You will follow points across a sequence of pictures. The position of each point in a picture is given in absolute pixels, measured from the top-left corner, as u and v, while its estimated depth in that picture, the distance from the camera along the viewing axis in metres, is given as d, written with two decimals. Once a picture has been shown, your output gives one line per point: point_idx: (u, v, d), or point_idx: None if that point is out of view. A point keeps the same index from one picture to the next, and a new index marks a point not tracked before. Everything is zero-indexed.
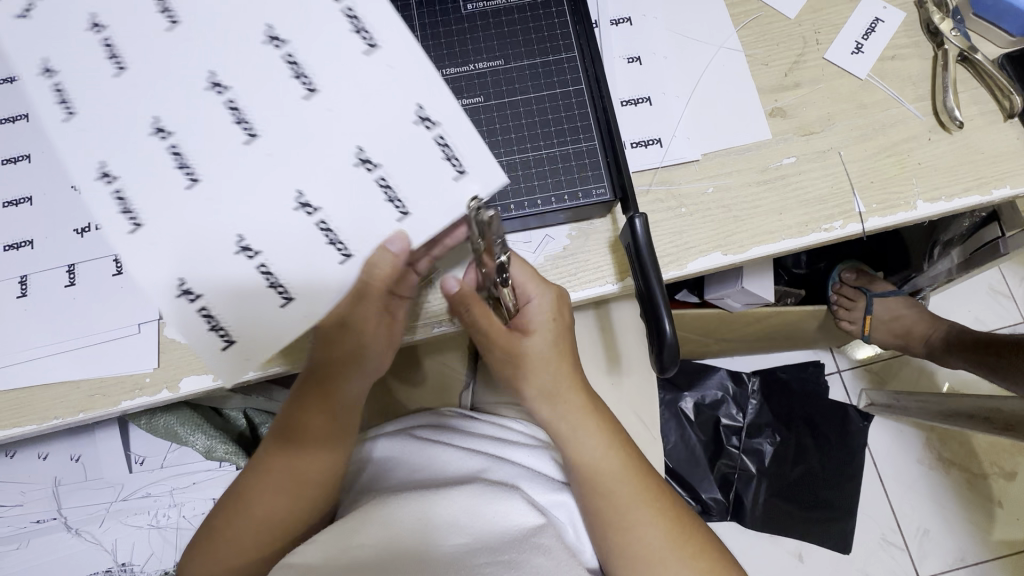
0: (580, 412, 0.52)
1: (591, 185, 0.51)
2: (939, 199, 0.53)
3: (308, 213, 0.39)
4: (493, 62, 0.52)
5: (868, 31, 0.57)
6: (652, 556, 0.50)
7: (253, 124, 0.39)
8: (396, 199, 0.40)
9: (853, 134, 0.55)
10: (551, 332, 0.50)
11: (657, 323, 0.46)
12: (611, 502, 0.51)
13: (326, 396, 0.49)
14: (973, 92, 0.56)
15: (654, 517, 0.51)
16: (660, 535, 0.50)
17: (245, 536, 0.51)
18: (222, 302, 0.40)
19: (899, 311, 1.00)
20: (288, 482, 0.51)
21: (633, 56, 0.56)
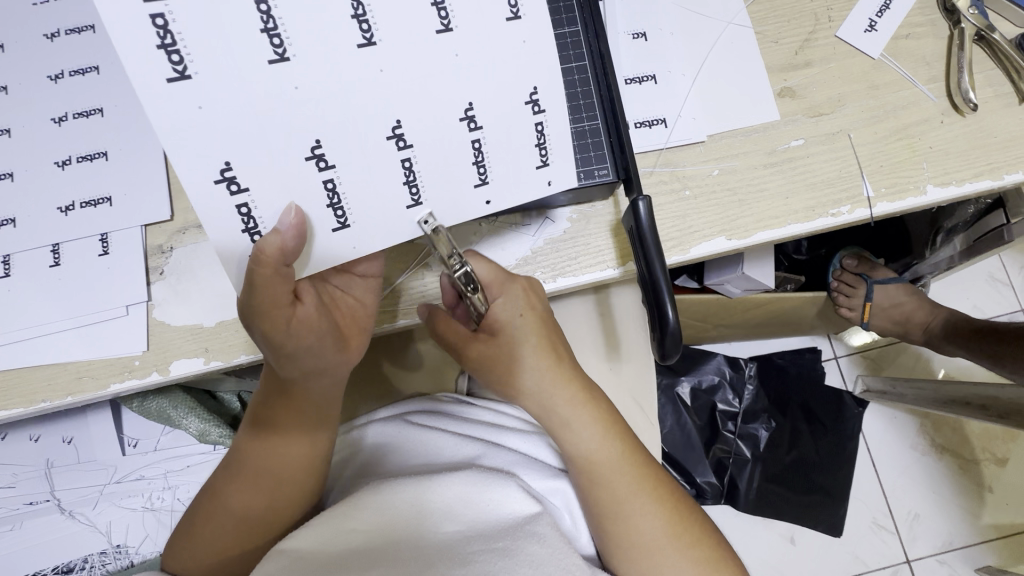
0: (571, 405, 0.51)
1: (595, 166, 0.49)
2: (950, 184, 0.52)
3: (399, 146, 0.40)
4: None
5: (882, 8, 0.55)
6: (653, 548, 0.50)
7: (377, 37, 0.37)
8: (481, 165, 0.42)
9: (863, 117, 0.53)
10: (523, 326, 0.49)
11: (661, 307, 0.44)
12: (612, 497, 0.50)
13: (296, 391, 0.48)
14: (989, 73, 0.54)
15: (657, 508, 0.51)
16: (662, 524, 0.50)
17: (224, 531, 0.50)
18: (263, 207, 0.39)
19: (899, 299, 0.99)
20: (263, 477, 0.50)
21: (638, 31, 0.54)
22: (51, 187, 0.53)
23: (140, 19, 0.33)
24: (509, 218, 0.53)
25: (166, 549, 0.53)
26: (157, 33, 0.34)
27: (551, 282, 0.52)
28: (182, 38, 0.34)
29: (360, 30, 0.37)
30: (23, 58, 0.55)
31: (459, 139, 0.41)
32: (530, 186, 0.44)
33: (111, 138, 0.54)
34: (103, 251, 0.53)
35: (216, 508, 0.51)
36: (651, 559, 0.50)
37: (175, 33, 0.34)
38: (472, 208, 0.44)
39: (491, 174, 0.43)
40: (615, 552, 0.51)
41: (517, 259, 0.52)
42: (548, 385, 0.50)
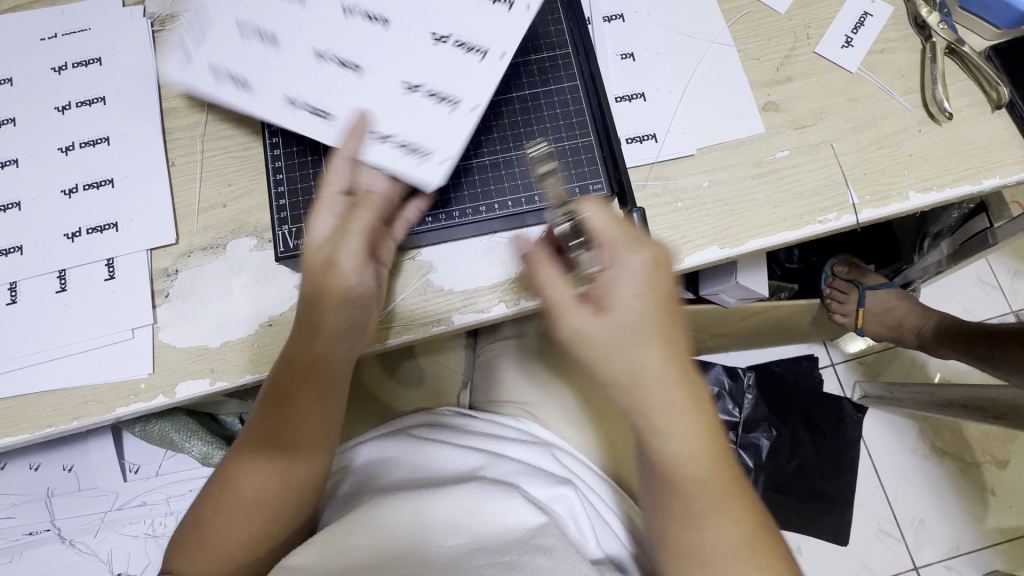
0: (660, 400, 0.42)
1: (590, 180, 0.52)
2: (931, 190, 0.53)
3: (419, 86, 0.49)
4: None
5: (857, 25, 0.57)
6: (721, 563, 0.41)
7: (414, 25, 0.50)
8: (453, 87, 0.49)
9: (844, 128, 0.55)
10: (640, 302, 0.42)
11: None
12: (688, 501, 0.42)
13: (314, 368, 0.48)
14: (961, 84, 0.56)
15: (737, 517, 0.42)
16: (739, 534, 0.42)
17: (235, 520, 0.48)
18: (419, 133, 0.49)
19: (891, 303, 1.02)
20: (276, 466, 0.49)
21: (627, 52, 0.56)
22: (57, 214, 0.54)
23: (307, 59, 0.50)
24: (507, 233, 0.54)
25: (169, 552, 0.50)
26: (331, 63, 0.50)
27: None
28: (333, 58, 0.50)
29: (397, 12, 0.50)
30: (32, 90, 0.57)
31: (470, 64, 0.50)
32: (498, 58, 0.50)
33: (117, 165, 0.56)
34: (109, 275, 0.53)
35: (226, 504, 0.49)
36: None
37: (330, 55, 0.50)
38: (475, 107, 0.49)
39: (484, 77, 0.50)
40: (677, 565, 0.43)
41: (517, 271, 0.53)
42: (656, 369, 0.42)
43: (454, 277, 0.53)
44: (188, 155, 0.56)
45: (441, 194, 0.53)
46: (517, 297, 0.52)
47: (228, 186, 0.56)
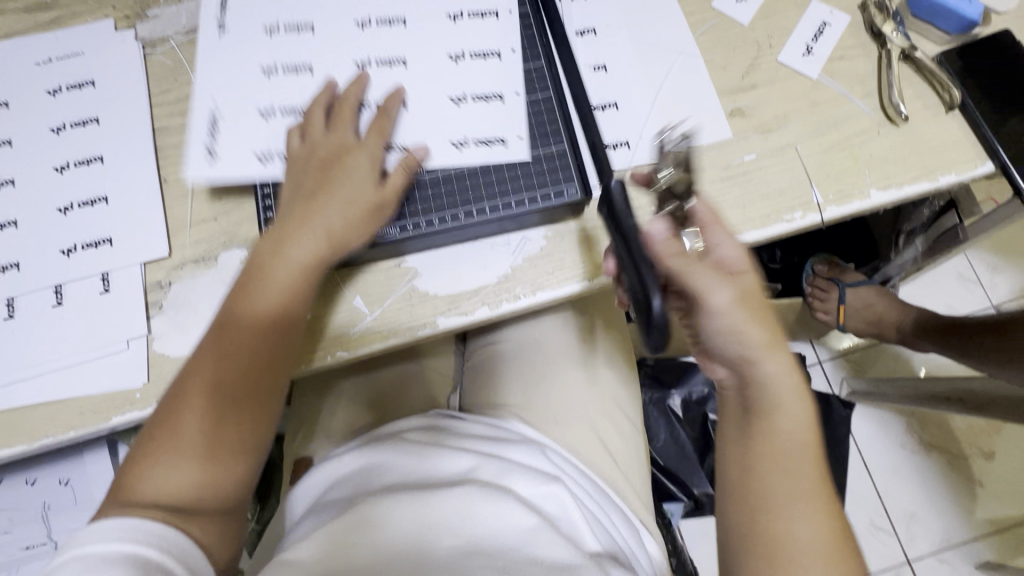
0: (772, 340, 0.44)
1: (565, 186, 0.54)
2: (891, 188, 0.56)
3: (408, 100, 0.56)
4: (471, 70, 0.57)
5: (817, 34, 0.60)
6: (804, 554, 0.41)
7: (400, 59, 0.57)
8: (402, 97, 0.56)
9: (808, 131, 0.58)
10: (747, 275, 0.45)
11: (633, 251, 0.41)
12: (773, 459, 0.44)
13: (290, 315, 0.50)
14: (916, 87, 0.59)
15: (818, 510, 0.43)
16: (819, 529, 0.42)
17: (229, 365, 0.48)
18: (494, 126, 0.55)
19: (870, 299, 1.05)
20: (235, 407, 0.48)
21: (599, 64, 0.59)
22: (53, 230, 0.56)
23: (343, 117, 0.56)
24: (488, 238, 0.56)
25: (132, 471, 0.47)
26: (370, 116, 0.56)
27: (531, 297, 0.55)
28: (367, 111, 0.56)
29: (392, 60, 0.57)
30: (29, 113, 0.59)
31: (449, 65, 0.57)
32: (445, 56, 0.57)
33: (110, 183, 0.58)
34: (104, 289, 0.55)
35: (167, 446, 0.47)
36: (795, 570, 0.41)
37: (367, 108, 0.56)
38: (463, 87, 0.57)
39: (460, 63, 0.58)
40: (755, 536, 0.43)
41: (497, 277, 0.55)
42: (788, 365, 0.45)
43: (439, 281, 0.55)
44: (179, 171, 0.58)
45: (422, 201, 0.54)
46: (498, 301, 0.55)
47: (219, 200, 0.58)
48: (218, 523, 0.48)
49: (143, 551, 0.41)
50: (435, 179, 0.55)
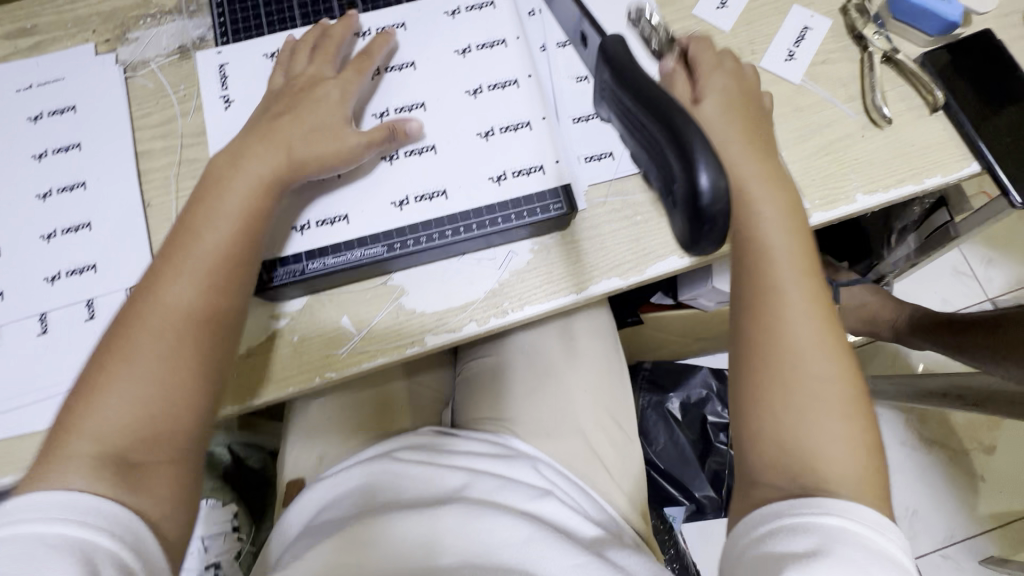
0: (759, 190, 0.49)
1: (550, 201, 0.54)
2: (877, 192, 0.56)
3: (420, 103, 0.58)
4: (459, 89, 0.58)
5: (798, 39, 0.60)
6: (805, 386, 0.45)
7: (406, 60, 0.59)
8: (410, 103, 0.58)
9: (792, 136, 0.58)
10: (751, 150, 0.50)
11: (691, 148, 0.30)
12: (772, 312, 0.46)
13: (220, 261, 0.48)
14: (899, 89, 0.58)
15: (829, 355, 0.45)
16: (830, 367, 0.45)
17: (157, 327, 0.46)
18: (510, 114, 0.57)
19: (864, 298, 1.06)
20: (176, 376, 0.45)
21: (582, 76, 0.59)
22: (38, 258, 0.56)
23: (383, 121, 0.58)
24: (473, 253, 0.55)
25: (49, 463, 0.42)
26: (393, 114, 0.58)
27: (519, 311, 0.54)
28: (386, 113, 0.58)
29: (402, 62, 0.59)
30: (11, 141, 0.59)
31: (455, 59, 0.59)
32: (450, 53, 0.59)
33: (95, 208, 0.57)
34: (90, 316, 0.55)
35: (95, 418, 0.43)
36: (804, 403, 0.44)
37: (383, 111, 0.58)
38: (471, 84, 0.58)
39: (470, 59, 0.59)
40: (753, 374, 0.46)
41: (484, 293, 0.55)
42: (766, 226, 0.48)
43: (426, 299, 0.55)
44: (164, 196, 0.58)
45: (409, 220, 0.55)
46: (486, 317, 0.54)
47: None
48: (164, 486, 0.44)
49: (95, 539, 0.39)
50: (424, 198, 0.55)
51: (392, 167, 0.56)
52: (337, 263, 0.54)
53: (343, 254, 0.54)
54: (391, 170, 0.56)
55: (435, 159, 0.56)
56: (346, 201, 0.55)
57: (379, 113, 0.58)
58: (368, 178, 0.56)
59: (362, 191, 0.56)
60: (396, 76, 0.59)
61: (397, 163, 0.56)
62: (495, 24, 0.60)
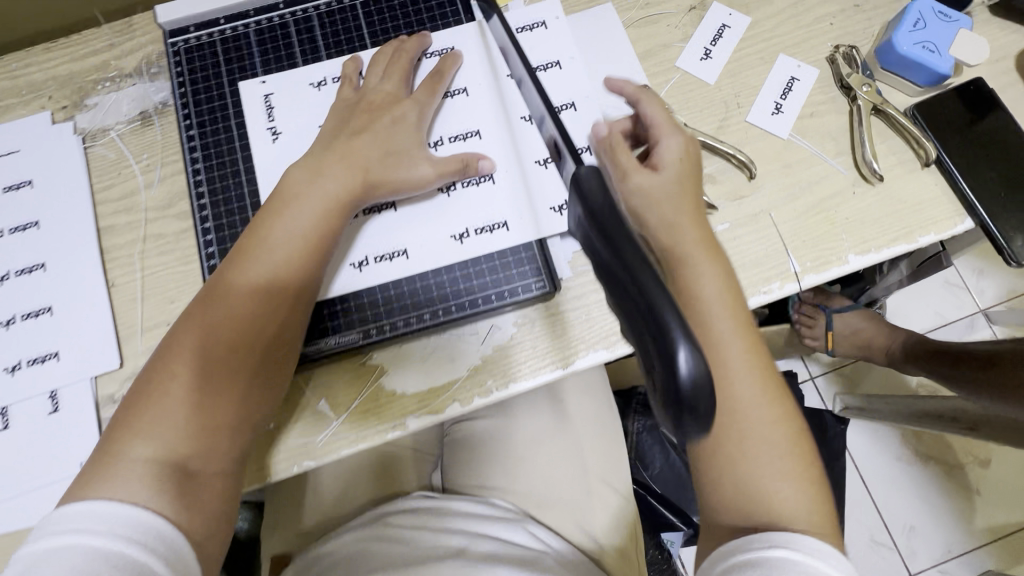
0: (690, 234, 0.48)
1: (531, 280, 0.53)
2: (869, 251, 0.54)
3: (478, 133, 0.57)
4: (468, 134, 0.57)
5: (785, 90, 0.58)
6: (750, 441, 0.46)
7: (458, 87, 0.58)
8: (467, 131, 0.57)
9: (781, 195, 0.56)
10: (675, 170, 0.49)
11: (667, 332, 0.27)
12: (717, 374, 0.47)
13: (279, 278, 0.47)
14: (890, 142, 0.57)
15: (765, 408, 0.47)
16: (766, 417, 0.47)
17: (221, 341, 0.45)
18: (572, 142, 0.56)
19: (859, 325, 1.04)
20: (229, 394, 0.45)
21: (567, 103, 0.58)
22: None
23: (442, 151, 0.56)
24: (454, 329, 0.53)
25: (96, 474, 0.42)
26: (457, 141, 0.56)
27: (503, 389, 0.52)
28: (444, 142, 0.56)
29: (456, 89, 0.58)
30: None
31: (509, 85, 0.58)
32: (496, 83, 0.58)
33: (55, 292, 0.55)
34: (54, 408, 0.52)
35: (151, 427, 0.43)
36: (751, 463, 0.46)
37: (441, 141, 0.56)
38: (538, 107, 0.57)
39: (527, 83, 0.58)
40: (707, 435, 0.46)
41: (467, 370, 0.52)
42: (706, 278, 0.47)
43: (408, 378, 0.52)
44: (128, 275, 0.56)
45: (391, 303, 0.53)
46: (469, 396, 0.52)
47: (171, 303, 0.55)
48: (209, 504, 0.43)
49: (148, 564, 0.38)
50: (405, 278, 0.53)
51: (450, 201, 0.55)
52: (313, 351, 0.52)
53: (323, 341, 0.52)
54: (461, 197, 0.55)
55: (495, 191, 0.55)
56: (399, 237, 0.54)
57: (437, 142, 0.56)
58: (439, 211, 0.54)
59: (423, 220, 0.54)
60: (453, 102, 0.57)
61: (452, 198, 0.55)
62: (462, 70, 0.58)
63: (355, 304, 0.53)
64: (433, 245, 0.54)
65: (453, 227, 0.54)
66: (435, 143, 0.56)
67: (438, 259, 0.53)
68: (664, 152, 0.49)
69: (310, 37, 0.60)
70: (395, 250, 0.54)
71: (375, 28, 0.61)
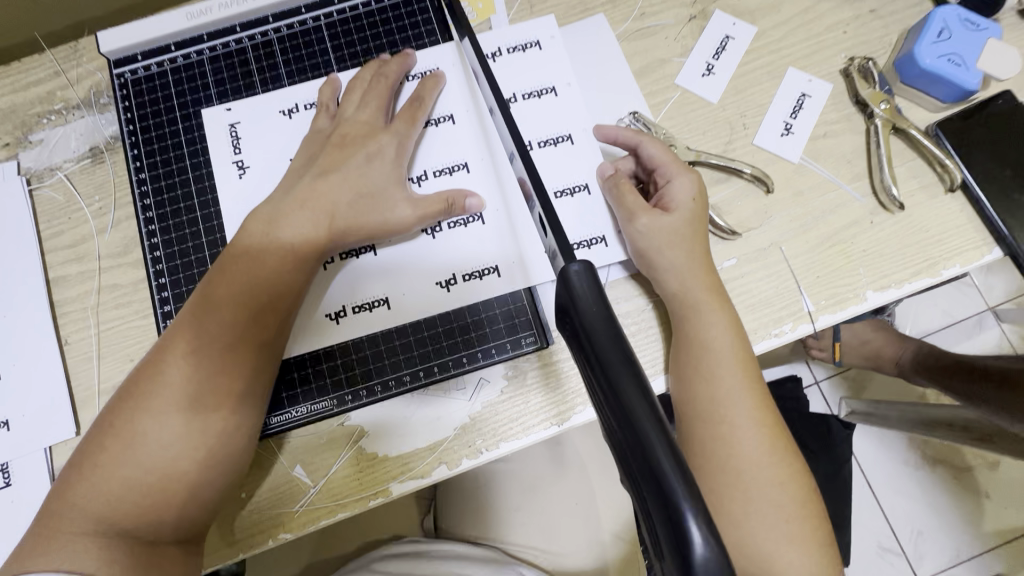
0: (696, 285, 0.45)
1: (521, 333, 0.50)
2: (889, 287, 0.50)
3: (464, 166, 0.52)
4: (451, 168, 0.52)
5: (795, 108, 0.53)
6: (755, 506, 0.41)
7: (441, 116, 0.53)
8: (453, 165, 0.52)
9: (792, 226, 0.51)
10: (687, 216, 0.46)
11: (673, 507, 0.23)
12: (722, 433, 0.42)
13: (243, 337, 0.43)
14: (910, 164, 0.52)
15: (776, 472, 0.42)
16: (776, 480, 0.42)
17: (173, 404, 0.41)
18: (566, 175, 0.51)
19: (867, 335, 1.01)
20: (184, 463, 0.41)
21: (561, 135, 0.52)
22: None
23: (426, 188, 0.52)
24: (441, 384, 0.49)
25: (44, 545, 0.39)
26: (441, 176, 0.52)
27: (494, 449, 0.48)
28: (427, 179, 0.52)
29: (438, 117, 0.53)
30: None
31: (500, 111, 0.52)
32: (480, 111, 0.53)
33: (3, 353, 0.50)
34: (5, 483, 0.48)
35: (101, 497, 0.40)
36: (759, 531, 0.41)
37: (423, 176, 0.52)
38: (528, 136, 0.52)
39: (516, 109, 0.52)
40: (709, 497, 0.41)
41: (455, 429, 0.48)
42: (716, 329, 0.44)
43: (390, 441, 0.48)
44: (82, 331, 0.51)
45: (377, 360, 0.49)
46: (457, 458, 0.48)
47: (131, 361, 0.50)
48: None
49: None
50: (391, 332, 0.50)
51: (433, 245, 0.50)
52: (288, 415, 0.48)
53: (306, 404, 0.49)
54: (446, 239, 0.50)
55: (477, 232, 0.51)
56: (377, 284, 0.50)
57: (419, 177, 0.52)
58: (418, 255, 0.50)
59: (402, 263, 0.50)
60: (435, 132, 0.53)
61: (434, 242, 0.50)
62: (442, 96, 0.53)
63: (339, 362, 0.49)
64: (411, 296, 0.50)
65: (434, 272, 0.50)
66: (416, 179, 0.52)
67: (420, 308, 0.50)
68: (677, 193, 0.47)
69: (271, 61, 0.55)
70: (376, 298, 0.50)
71: (342, 51, 0.55)
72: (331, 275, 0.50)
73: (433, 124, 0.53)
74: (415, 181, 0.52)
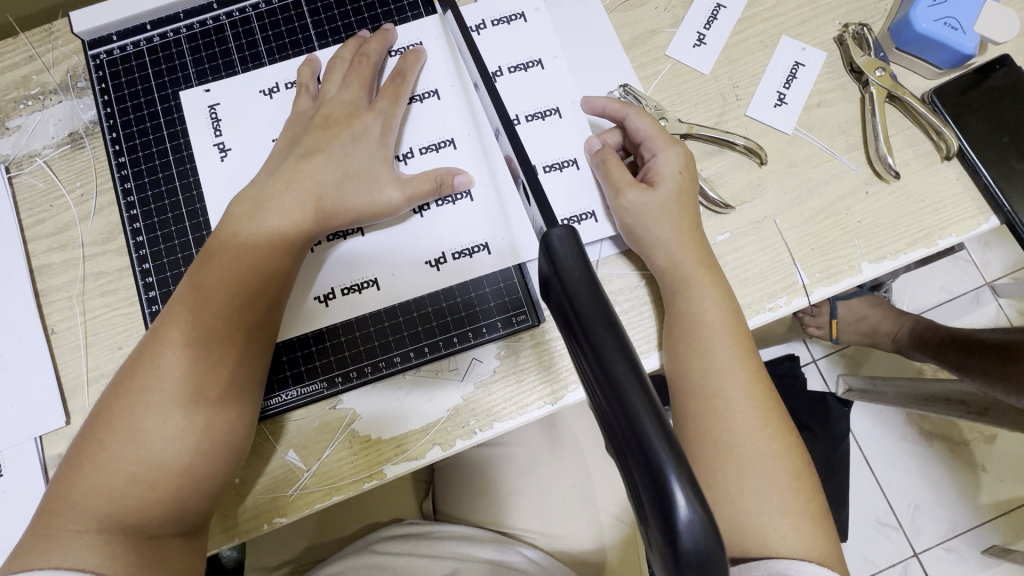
0: (686, 260, 0.44)
1: (512, 313, 0.49)
2: (884, 258, 0.49)
3: (451, 142, 0.51)
4: (437, 145, 0.51)
5: (789, 78, 0.52)
6: (750, 485, 0.41)
7: (426, 92, 0.52)
8: (439, 141, 0.51)
9: (786, 198, 0.50)
10: (676, 187, 0.45)
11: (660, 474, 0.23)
12: (714, 410, 0.42)
13: (230, 324, 0.42)
14: (906, 133, 0.51)
15: (770, 447, 0.42)
16: (770, 455, 0.41)
17: (164, 396, 0.41)
18: (555, 149, 0.50)
19: (864, 311, 1.01)
20: (178, 454, 0.40)
21: (551, 108, 0.51)
22: None
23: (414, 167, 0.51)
24: (433, 365, 0.49)
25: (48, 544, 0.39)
26: (429, 154, 0.51)
27: (488, 429, 0.48)
28: (414, 157, 0.51)
29: (423, 94, 0.52)
30: None
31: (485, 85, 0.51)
32: (465, 86, 0.52)
33: None
34: None
35: (99, 493, 0.39)
36: (755, 509, 0.40)
37: (410, 154, 0.51)
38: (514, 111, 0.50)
39: (502, 83, 0.51)
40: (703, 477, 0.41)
41: (448, 410, 0.48)
42: (708, 304, 0.44)
43: (383, 424, 0.48)
44: (69, 320, 0.50)
45: (367, 342, 0.49)
46: (451, 439, 0.47)
47: (119, 349, 0.50)
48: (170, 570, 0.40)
49: None
50: (381, 313, 0.49)
51: (421, 223, 0.50)
52: (278, 402, 0.48)
53: (297, 388, 0.48)
54: (435, 217, 0.50)
55: (465, 210, 0.50)
56: (365, 266, 0.49)
57: (406, 155, 0.51)
58: (405, 234, 0.49)
59: (388, 244, 0.49)
60: (420, 108, 0.51)
61: (422, 221, 0.50)
62: (426, 72, 0.52)
63: (328, 345, 0.49)
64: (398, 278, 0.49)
65: (421, 251, 0.49)
66: (402, 157, 0.51)
67: (409, 289, 0.49)
68: (663, 166, 0.46)
69: (251, 41, 0.54)
70: (365, 278, 0.49)
71: (323, 28, 0.54)
72: (319, 257, 0.49)
73: (416, 101, 0.51)
74: (402, 160, 0.51)
